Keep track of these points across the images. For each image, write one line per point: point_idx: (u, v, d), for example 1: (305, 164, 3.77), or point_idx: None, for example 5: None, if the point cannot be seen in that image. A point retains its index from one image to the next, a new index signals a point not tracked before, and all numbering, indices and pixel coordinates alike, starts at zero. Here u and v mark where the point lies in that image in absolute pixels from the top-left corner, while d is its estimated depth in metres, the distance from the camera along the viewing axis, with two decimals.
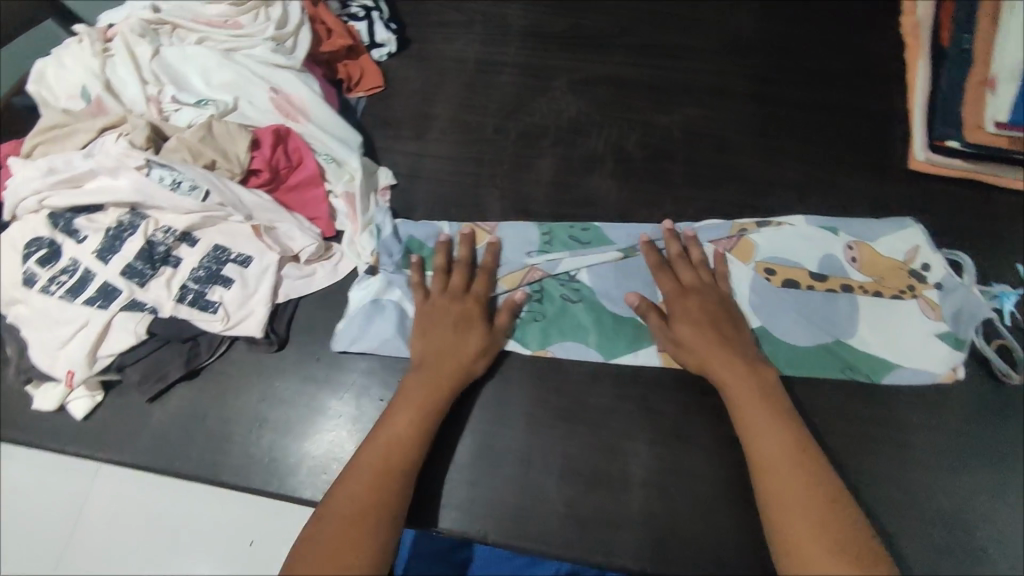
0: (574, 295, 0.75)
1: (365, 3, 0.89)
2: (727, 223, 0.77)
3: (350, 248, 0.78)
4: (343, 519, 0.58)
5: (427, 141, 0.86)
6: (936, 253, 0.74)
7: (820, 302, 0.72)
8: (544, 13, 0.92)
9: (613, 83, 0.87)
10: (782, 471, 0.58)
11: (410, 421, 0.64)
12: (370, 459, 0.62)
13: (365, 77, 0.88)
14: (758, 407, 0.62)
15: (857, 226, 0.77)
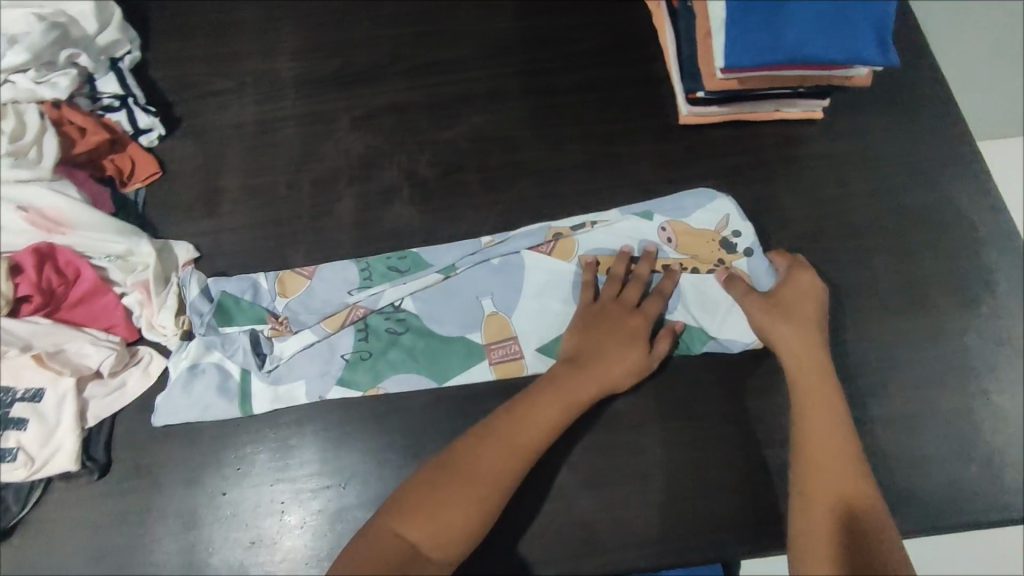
0: (399, 326, 0.75)
1: (116, 91, 0.84)
2: (544, 227, 0.79)
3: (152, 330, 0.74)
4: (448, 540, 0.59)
5: (219, 215, 0.83)
6: (741, 220, 0.79)
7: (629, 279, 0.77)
8: (312, 59, 0.91)
9: (395, 112, 0.88)
10: (830, 423, 0.65)
11: (559, 417, 0.65)
12: (497, 479, 0.61)
13: (138, 167, 0.84)
14: (806, 363, 0.69)
15: (668, 205, 0.81)
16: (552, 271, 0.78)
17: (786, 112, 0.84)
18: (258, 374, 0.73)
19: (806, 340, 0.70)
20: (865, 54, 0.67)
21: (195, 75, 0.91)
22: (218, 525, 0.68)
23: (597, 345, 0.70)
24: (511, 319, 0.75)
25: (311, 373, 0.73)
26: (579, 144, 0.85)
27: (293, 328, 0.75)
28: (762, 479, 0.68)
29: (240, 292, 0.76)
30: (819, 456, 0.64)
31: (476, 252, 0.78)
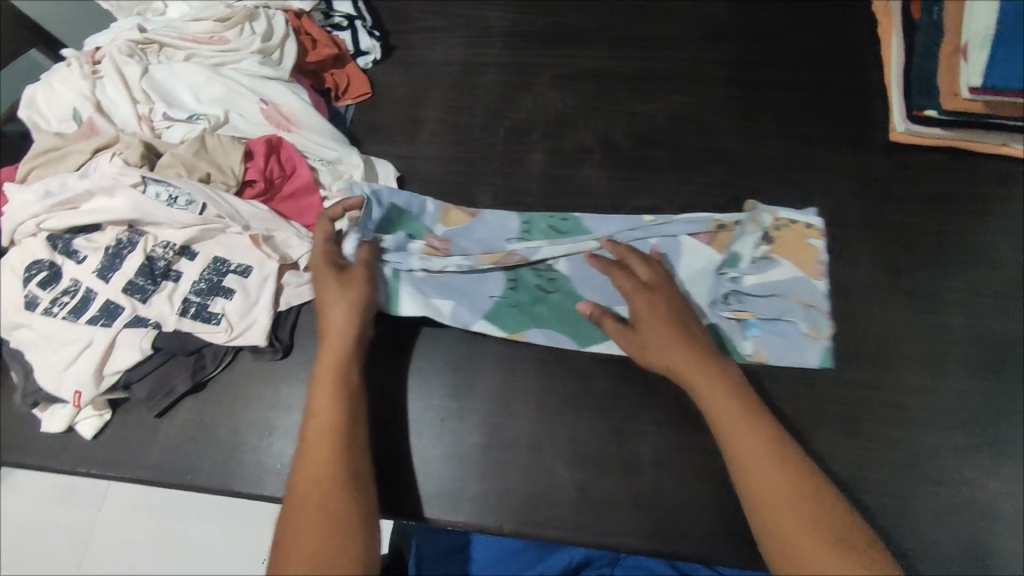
0: (550, 286, 0.76)
1: (347, 12, 0.90)
2: (705, 217, 0.76)
3: None
4: (336, 489, 0.57)
5: (418, 143, 0.87)
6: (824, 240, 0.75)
7: (786, 281, 0.73)
8: (524, 13, 0.94)
9: (596, 76, 0.89)
10: (760, 459, 0.58)
11: (330, 373, 0.63)
12: (325, 425, 0.60)
13: (352, 85, 0.90)
14: (717, 387, 0.62)
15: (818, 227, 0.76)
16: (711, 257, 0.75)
17: (1015, 148, 0.78)
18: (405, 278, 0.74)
19: (699, 352, 0.64)
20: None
21: (413, 9, 0.96)
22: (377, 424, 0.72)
23: (670, 351, 0.65)
24: None
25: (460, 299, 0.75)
26: (780, 142, 0.83)
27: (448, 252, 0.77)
28: (927, 518, 0.65)
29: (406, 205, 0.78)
30: (759, 481, 0.57)
31: (634, 228, 0.77)
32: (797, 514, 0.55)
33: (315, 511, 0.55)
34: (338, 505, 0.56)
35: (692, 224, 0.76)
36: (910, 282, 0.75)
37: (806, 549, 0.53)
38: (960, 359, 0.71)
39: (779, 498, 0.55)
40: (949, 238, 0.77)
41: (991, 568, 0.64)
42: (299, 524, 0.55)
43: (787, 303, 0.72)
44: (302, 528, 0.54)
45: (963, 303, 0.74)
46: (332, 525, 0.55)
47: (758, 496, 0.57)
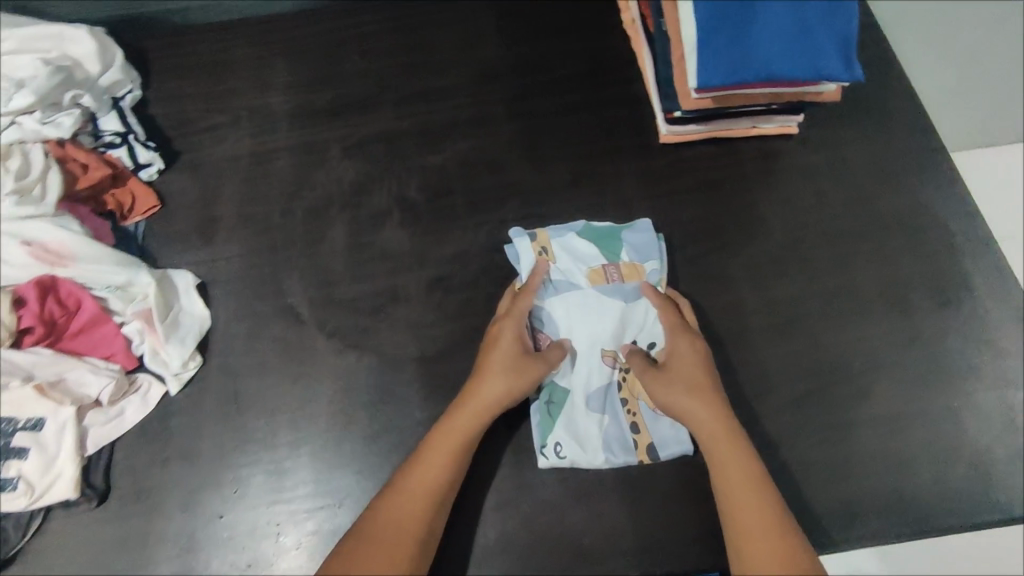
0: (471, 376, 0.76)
1: (117, 128, 0.88)
2: (530, 236, 0.78)
3: (154, 360, 0.76)
4: (409, 535, 0.61)
5: (216, 244, 0.85)
6: (653, 247, 0.78)
7: (625, 291, 0.76)
8: (305, 91, 0.95)
9: (384, 137, 0.90)
10: (757, 536, 0.60)
11: (458, 453, 0.66)
12: (437, 471, 0.65)
13: (138, 200, 0.87)
14: (722, 442, 0.66)
15: (642, 242, 0.78)
16: (577, 276, 0.77)
17: (762, 128, 0.85)
18: (175, 371, 0.76)
19: (474, 420, 0.68)
20: (848, 45, 0.69)
21: (193, 111, 0.95)
22: (213, 548, 0.69)
23: (719, 442, 0.66)
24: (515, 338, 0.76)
25: (232, 395, 0.76)
26: (565, 164, 0.88)
27: (193, 340, 0.78)
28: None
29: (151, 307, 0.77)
30: (752, 555, 0.60)
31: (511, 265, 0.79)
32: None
33: None
34: (417, 540, 0.62)
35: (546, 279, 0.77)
36: (703, 267, 0.79)
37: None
38: (758, 329, 0.76)
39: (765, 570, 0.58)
40: (730, 217, 0.82)
41: (816, 518, 0.68)
42: None
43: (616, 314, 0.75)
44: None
45: (752, 277, 0.78)
46: None
47: (748, 561, 0.60)
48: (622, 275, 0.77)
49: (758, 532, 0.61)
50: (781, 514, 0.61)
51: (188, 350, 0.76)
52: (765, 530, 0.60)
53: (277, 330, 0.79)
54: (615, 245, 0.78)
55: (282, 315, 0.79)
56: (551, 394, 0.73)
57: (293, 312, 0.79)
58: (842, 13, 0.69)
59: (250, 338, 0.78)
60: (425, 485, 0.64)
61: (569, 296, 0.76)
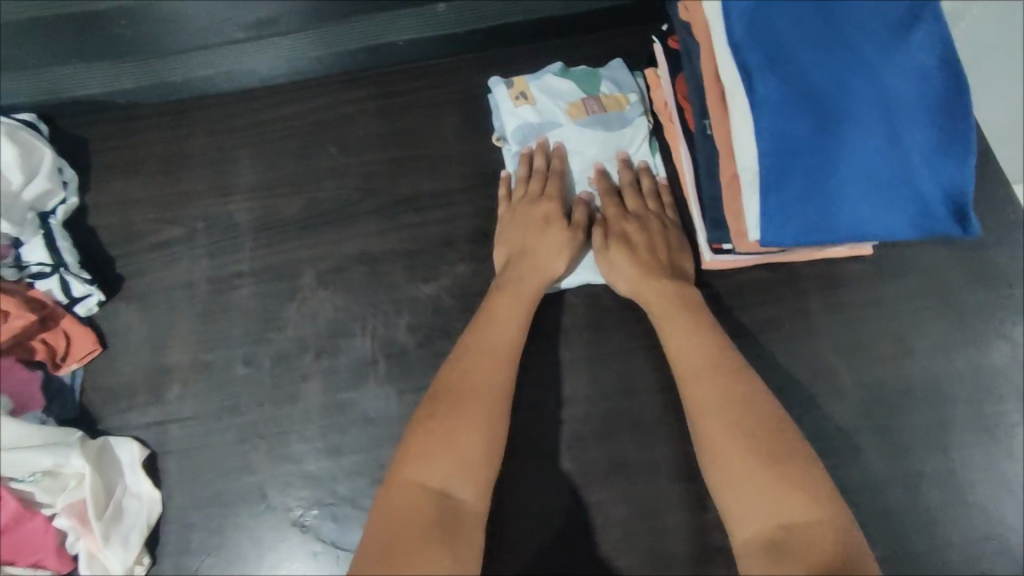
0: None
1: (46, 256, 0.73)
2: (509, 83, 0.78)
3: (92, 567, 0.62)
4: (462, 395, 0.59)
5: (168, 402, 0.71)
6: (628, 79, 0.79)
7: (605, 114, 0.77)
8: (273, 195, 0.80)
9: (366, 259, 0.76)
10: (725, 417, 0.57)
11: (517, 313, 0.66)
12: (506, 329, 0.65)
13: (74, 344, 0.73)
14: (677, 317, 0.65)
15: (619, 78, 0.79)
16: (557, 113, 0.77)
17: (830, 253, 0.69)
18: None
19: (520, 284, 0.68)
20: (962, 196, 0.53)
21: (141, 221, 0.80)
22: None
23: (682, 331, 0.64)
24: None
25: None
26: (584, 295, 0.73)
27: (139, 535, 0.64)
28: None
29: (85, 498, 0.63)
30: (720, 441, 0.56)
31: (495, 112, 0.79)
32: (744, 458, 0.54)
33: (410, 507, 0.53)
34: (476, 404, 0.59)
35: (525, 121, 0.77)
36: None
37: (727, 459, 0.55)
38: None
39: (733, 455, 0.55)
40: (787, 374, 0.68)
41: None
42: (384, 503, 0.53)
43: (604, 140, 0.77)
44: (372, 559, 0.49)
45: (816, 455, 0.65)
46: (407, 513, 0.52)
47: (714, 457, 0.56)
48: (603, 106, 0.77)
49: (730, 410, 0.57)
50: (759, 394, 0.58)
51: (133, 549, 0.63)
52: (738, 407, 0.57)
53: (242, 517, 0.66)
54: (593, 80, 0.79)
55: (248, 499, 0.67)
56: None
57: (261, 494, 0.67)
58: (953, 154, 0.53)
59: (211, 528, 0.66)
60: (482, 357, 0.63)
61: (557, 134, 0.77)
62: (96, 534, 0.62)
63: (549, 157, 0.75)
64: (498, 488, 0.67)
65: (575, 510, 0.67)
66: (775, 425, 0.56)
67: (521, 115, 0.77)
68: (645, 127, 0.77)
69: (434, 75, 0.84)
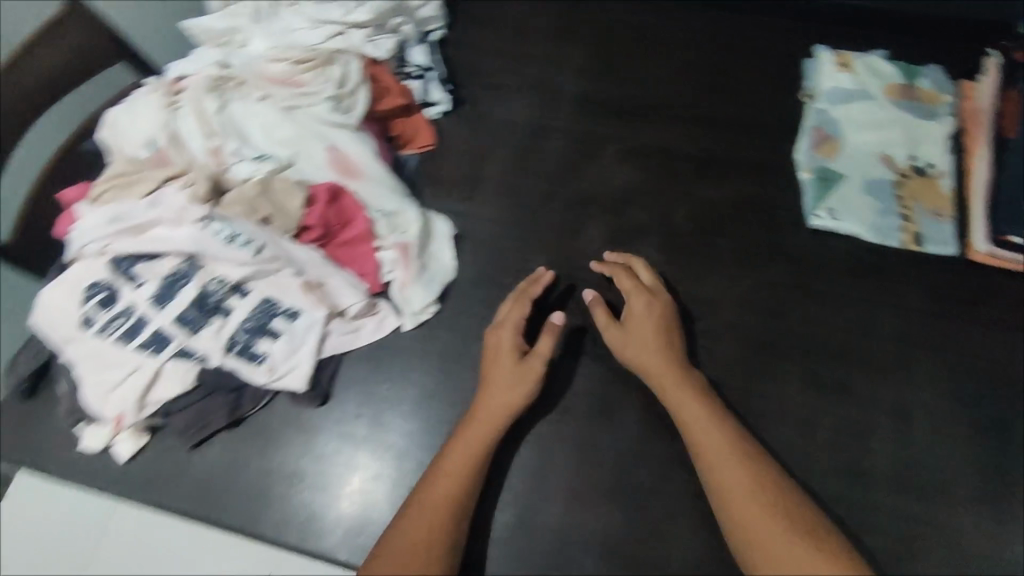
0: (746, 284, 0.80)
1: (422, 63, 0.91)
2: (836, 52, 0.90)
3: (399, 296, 0.79)
4: (459, 466, 0.66)
5: (475, 202, 0.86)
6: (946, 83, 0.87)
7: (915, 102, 0.86)
8: (597, 79, 0.94)
9: (663, 154, 0.88)
10: (739, 491, 0.61)
11: (507, 399, 0.70)
12: (497, 398, 0.70)
13: (419, 135, 0.89)
14: (706, 418, 0.66)
15: (939, 80, 0.88)
16: (872, 86, 0.87)
17: None
18: (415, 311, 0.80)
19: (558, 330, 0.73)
20: None
21: (484, 61, 0.96)
22: (405, 484, 0.74)
23: (699, 420, 0.66)
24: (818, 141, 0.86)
25: (459, 357, 0.79)
26: (847, 244, 0.81)
27: (438, 287, 0.81)
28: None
29: (413, 242, 0.80)
30: (736, 510, 0.60)
31: (813, 70, 0.90)
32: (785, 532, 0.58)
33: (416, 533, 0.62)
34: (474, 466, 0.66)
35: (840, 82, 0.88)
36: (970, 411, 0.72)
37: (755, 519, 0.59)
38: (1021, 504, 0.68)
39: (767, 528, 0.58)
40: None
41: None
42: (392, 540, 0.62)
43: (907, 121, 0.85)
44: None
45: None
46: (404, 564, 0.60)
47: (738, 523, 0.60)
48: (916, 95, 0.86)
49: (743, 485, 0.61)
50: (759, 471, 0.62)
51: (431, 295, 0.80)
52: (746, 482, 0.61)
53: None
54: (913, 73, 0.88)
55: None
56: (831, 165, 0.84)
57: None
58: None
59: (486, 307, 0.81)
60: (469, 444, 0.68)
61: (866, 101, 0.86)
62: (411, 272, 0.80)
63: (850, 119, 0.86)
64: (731, 366, 0.75)
65: (792, 408, 0.73)
66: (777, 504, 0.60)
67: (839, 77, 0.88)
68: (951, 126, 0.85)
69: (761, 27, 0.94)
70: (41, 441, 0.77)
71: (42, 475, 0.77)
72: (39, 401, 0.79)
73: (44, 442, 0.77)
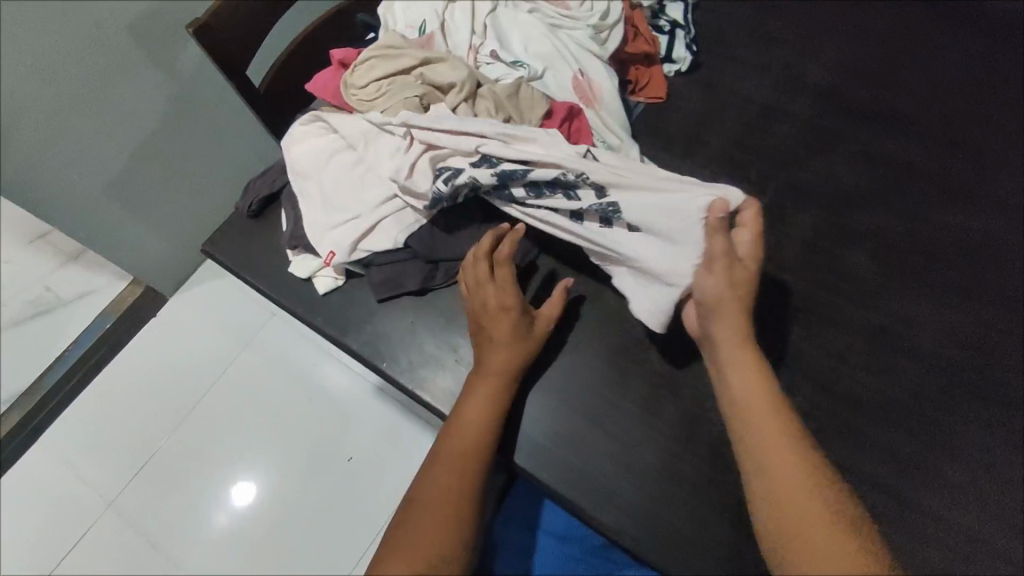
0: (954, 315, 0.76)
1: (674, 18, 0.94)
2: None
3: None
4: (462, 447, 0.67)
5: (691, 162, 0.87)
6: None
7: None
8: (844, 78, 0.91)
9: (896, 166, 0.85)
10: (794, 494, 0.55)
11: (502, 369, 0.70)
12: (500, 367, 0.70)
13: (650, 86, 0.92)
14: (761, 403, 0.59)
15: None
16: None
17: None
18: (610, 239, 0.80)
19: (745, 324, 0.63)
20: None
21: (732, 34, 0.96)
22: (562, 396, 0.76)
23: (744, 395, 0.60)
24: None
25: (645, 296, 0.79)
26: None
27: None
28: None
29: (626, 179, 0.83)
30: (790, 521, 0.55)
31: None
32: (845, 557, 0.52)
33: (437, 511, 0.64)
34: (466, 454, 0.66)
35: None
36: None
37: (801, 529, 0.54)
38: None
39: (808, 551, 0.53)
40: None
41: None
42: (424, 516, 0.64)
43: None
44: (413, 540, 0.62)
45: None
46: (441, 530, 0.63)
47: (784, 537, 0.55)
48: None
49: (789, 488, 0.56)
50: (821, 484, 0.56)
51: None
52: (795, 487, 0.56)
53: None
54: None
55: None
56: None
57: None
58: None
59: None
60: (467, 421, 0.68)
61: None
62: None
63: None
64: (922, 392, 0.72)
65: (977, 453, 0.69)
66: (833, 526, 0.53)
67: None
68: None
69: None
70: (255, 256, 0.87)
71: (251, 286, 0.87)
72: (263, 222, 0.89)
73: (259, 257, 0.87)
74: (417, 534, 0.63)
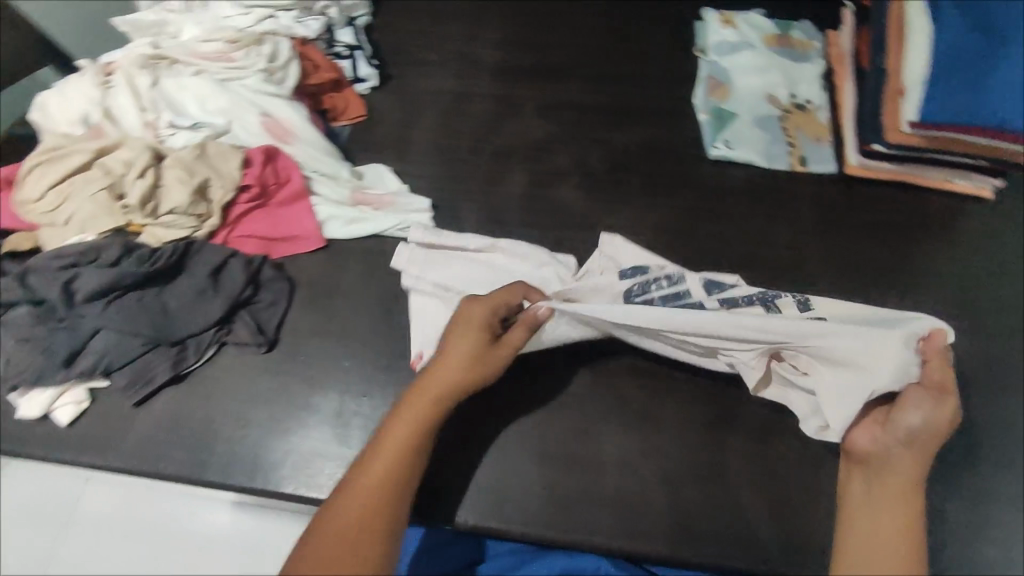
0: (657, 210, 0.87)
1: (349, 42, 0.98)
2: (717, 12, 1.02)
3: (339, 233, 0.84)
4: (398, 449, 0.58)
5: (406, 162, 0.92)
6: (813, 33, 1.00)
7: (783, 51, 0.98)
8: (513, 50, 1.02)
9: (577, 108, 0.96)
10: (873, 538, 0.54)
11: (449, 379, 0.62)
12: (453, 374, 0.62)
13: (349, 108, 0.96)
14: (910, 485, 0.56)
15: (803, 31, 1.00)
16: (753, 40, 0.98)
17: (956, 184, 0.87)
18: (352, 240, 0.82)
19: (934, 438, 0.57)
20: None
21: (408, 42, 1.03)
22: (351, 416, 0.75)
23: (892, 489, 0.56)
24: (713, 87, 0.95)
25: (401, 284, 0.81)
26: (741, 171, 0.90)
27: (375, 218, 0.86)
28: (1016, 540, 0.68)
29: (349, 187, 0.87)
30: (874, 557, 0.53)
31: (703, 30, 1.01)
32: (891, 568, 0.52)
33: (357, 524, 0.53)
34: (407, 459, 0.58)
35: (725, 40, 0.98)
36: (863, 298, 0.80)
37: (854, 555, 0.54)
38: None
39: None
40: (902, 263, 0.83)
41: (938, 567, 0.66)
42: (334, 532, 0.52)
43: (783, 66, 0.96)
44: (321, 555, 0.51)
45: None
46: (363, 545, 0.52)
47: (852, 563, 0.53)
48: (791, 45, 0.98)
49: (885, 529, 0.54)
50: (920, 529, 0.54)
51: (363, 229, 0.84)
52: (891, 527, 0.54)
53: None
54: (784, 27, 1.00)
55: None
56: (718, 109, 0.94)
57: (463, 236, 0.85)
58: None
59: None
60: (406, 424, 0.60)
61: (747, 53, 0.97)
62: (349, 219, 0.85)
63: (736, 67, 0.97)
64: None
65: None
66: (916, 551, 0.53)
67: (723, 35, 0.99)
68: (822, 67, 0.97)
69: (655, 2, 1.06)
70: None
71: None
72: None
73: None
74: (330, 553, 0.51)
